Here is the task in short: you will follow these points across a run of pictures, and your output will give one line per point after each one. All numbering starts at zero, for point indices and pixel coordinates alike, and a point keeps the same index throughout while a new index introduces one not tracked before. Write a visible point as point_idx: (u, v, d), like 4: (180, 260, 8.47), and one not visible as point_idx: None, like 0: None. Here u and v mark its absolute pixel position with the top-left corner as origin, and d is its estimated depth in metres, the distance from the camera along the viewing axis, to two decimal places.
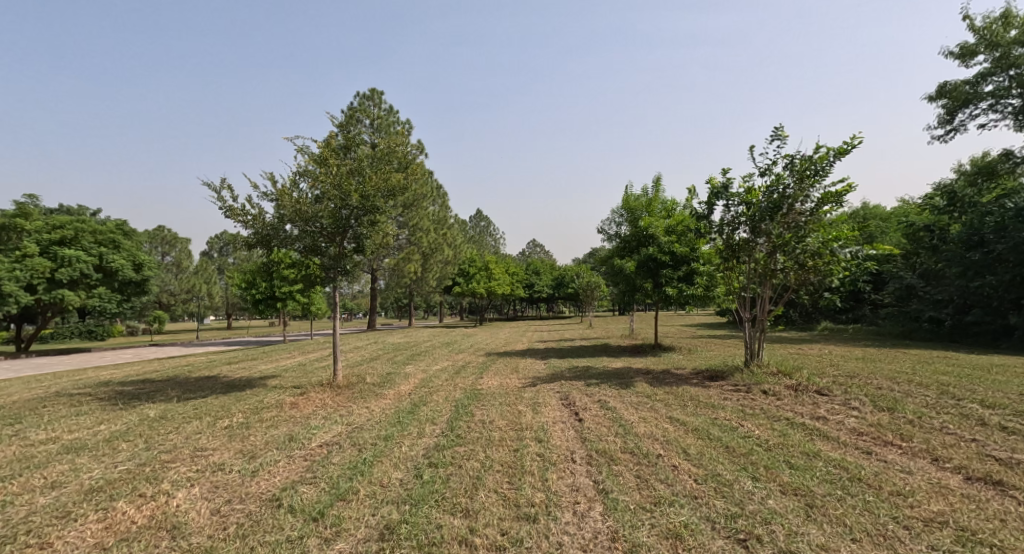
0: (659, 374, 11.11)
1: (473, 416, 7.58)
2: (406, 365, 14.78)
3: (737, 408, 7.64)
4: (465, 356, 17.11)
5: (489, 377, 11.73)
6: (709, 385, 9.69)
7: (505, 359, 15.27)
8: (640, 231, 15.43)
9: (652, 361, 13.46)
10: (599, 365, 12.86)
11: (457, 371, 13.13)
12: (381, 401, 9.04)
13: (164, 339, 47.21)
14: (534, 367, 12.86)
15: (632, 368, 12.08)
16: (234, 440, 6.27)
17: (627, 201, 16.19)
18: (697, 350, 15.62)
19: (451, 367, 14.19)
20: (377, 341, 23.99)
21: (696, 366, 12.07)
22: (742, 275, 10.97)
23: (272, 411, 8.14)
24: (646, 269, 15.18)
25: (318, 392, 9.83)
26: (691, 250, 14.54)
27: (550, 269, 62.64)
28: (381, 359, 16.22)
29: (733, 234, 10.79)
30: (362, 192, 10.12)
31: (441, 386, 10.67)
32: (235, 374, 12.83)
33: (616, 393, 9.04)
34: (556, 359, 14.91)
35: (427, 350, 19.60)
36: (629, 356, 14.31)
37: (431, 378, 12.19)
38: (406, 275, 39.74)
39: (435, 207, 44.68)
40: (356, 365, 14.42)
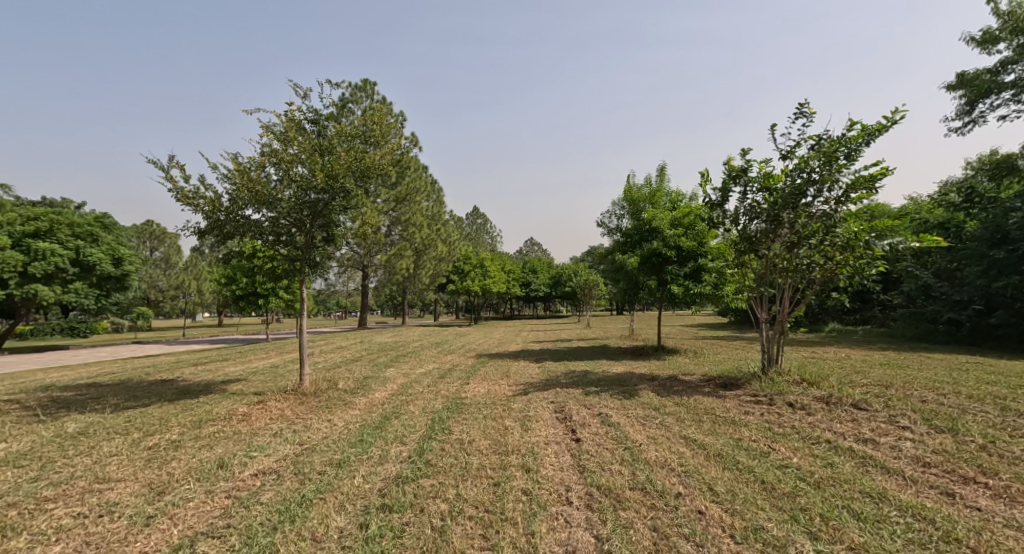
0: (666, 381, 9.95)
1: (450, 433, 6.39)
2: (388, 368, 13.59)
3: (762, 424, 6.49)
4: (454, 358, 15.93)
5: (477, 383, 10.57)
6: (723, 394, 8.54)
7: (496, 362, 14.08)
8: (642, 224, 14.28)
9: (656, 365, 12.32)
10: (598, 370, 11.70)
11: (443, 376, 11.95)
12: (348, 413, 7.83)
13: (149, 336, 46.06)
14: (527, 372, 11.71)
15: (634, 374, 10.94)
16: (148, 469, 5.05)
17: (629, 192, 15.04)
18: (703, 353, 14.46)
19: (437, 370, 12.99)
20: (363, 340, 22.77)
21: (705, 371, 10.92)
22: (759, 270, 9.82)
23: (216, 425, 6.97)
24: (649, 265, 14.05)
25: (279, 400, 8.63)
26: (698, 245, 13.41)
27: (548, 267, 61.50)
28: (364, 361, 15.01)
29: (750, 224, 9.62)
30: (330, 173, 8.90)
31: (421, 394, 9.48)
32: (196, 378, 11.62)
33: (619, 404, 7.87)
34: (551, 362, 13.76)
35: (415, 351, 18.43)
36: (630, 360, 13.16)
37: (412, 383, 11.01)
38: (397, 272, 38.59)
39: (429, 203, 43.49)
40: (333, 368, 13.23)
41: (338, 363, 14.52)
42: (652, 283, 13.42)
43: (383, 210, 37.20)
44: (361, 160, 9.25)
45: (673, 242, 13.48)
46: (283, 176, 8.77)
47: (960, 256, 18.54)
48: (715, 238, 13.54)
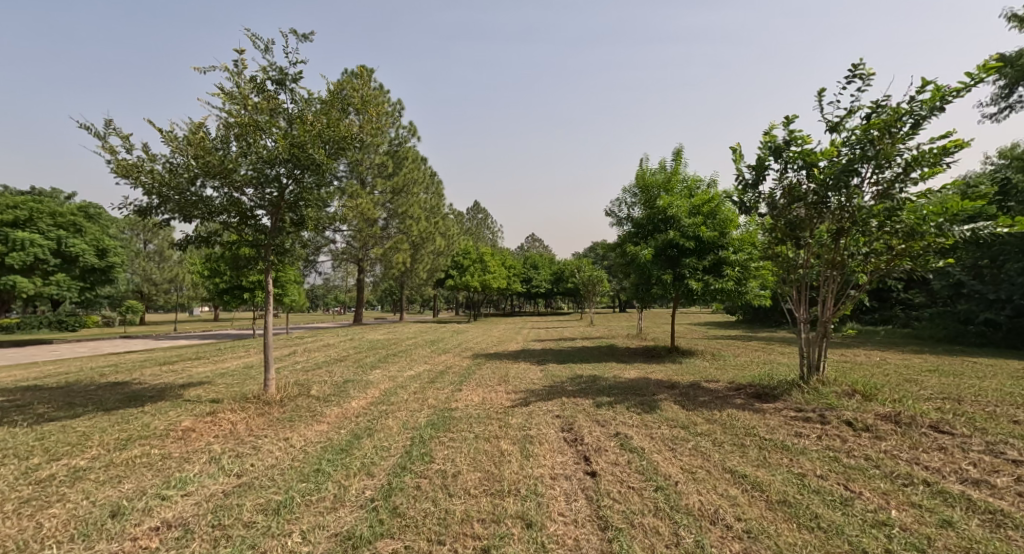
0: (689, 391, 8.61)
1: (430, 462, 5.05)
2: (374, 369, 12.22)
3: (825, 452, 5.13)
4: (449, 359, 14.63)
5: (472, 390, 9.23)
6: (761, 408, 7.19)
7: (494, 363, 12.74)
8: (656, 212, 12.96)
9: (672, 369, 10.99)
10: (609, 375, 10.34)
11: (434, 379, 10.62)
12: (314, 429, 6.51)
13: (140, 330, 44.84)
14: (529, 377, 10.38)
15: (650, 380, 9.60)
16: (9, 521, 3.75)
17: (642, 177, 13.70)
18: (722, 356, 13.12)
19: (428, 373, 11.65)
20: (354, 338, 21.44)
21: (731, 378, 9.57)
22: (799, 261, 8.40)
23: (144, 445, 5.66)
24: (663, 258, 12.75)
25: (234, 411, 7.29)
26: (719, 234, 12.06)
27: (549, 264, 60.10)
28: (349, 361, 13.66)
29: (790, 208, 8.21)
30: (298, 141, 7.54)
31: (407, 403, 8.15)
32: (155, 380, 10.30)
33: (639, 420, 6.53)
34: (555, 364, 12.40)
35: (407, 350, 17.11)
36: (642, 364, 11.80)
37: (397, 388, 9.68)
38: (394, 266, 37.27)
39: (428, 195, 42.21)
40: (315, 369, 11.91)
41: (319, 363, 13.19)
42: (668, 277, 12.09)
43: (379, 201, 36.01)
44: (334, 128, 7.91)
45: (691, 232, 12.16)
46: (242, 145, 7.41)
47: (993, 252, 17.19)
48: (738, 228, 12.24)
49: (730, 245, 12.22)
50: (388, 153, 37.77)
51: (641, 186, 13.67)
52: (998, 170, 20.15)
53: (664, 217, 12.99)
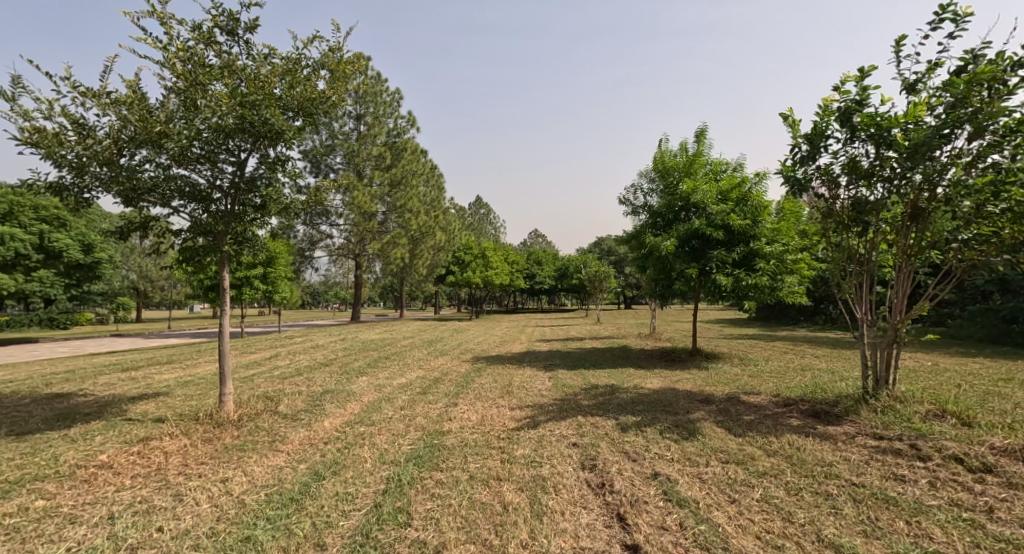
0: (729, 407, 7.21)
1: (405, 530, 3.68)
2: (361, 376, 10.80)
3: (951, 510, 3.71)
4: (447, 362, 13.27)
5: (468, 404, 7.84)
6: (828, 432, 5.78)
7: (495, 369, 11.37)
8: (678, 198, 11.57)
9: (700, 377, 9.58)
10: (628, 384, 8.95)
11: (427, 389, 9.22)
12: (266, 463, 5.13)
13: (132, 328, 43.68)
14: (536, 388, 8.96)
15: (679, 393, 8.18)
16: None
17: (660, 160, 12.30)
18: (752, 361, 11.66)
19: (421, 381, 10.23)
20: (348, 338, 20.17)
21: (774, 390, 8.13)
22: (862, 251, 6.99)
23: (32, 493, 4.29)
24: (686, 250, 11.38)
25: (173, 437, 5.88)
26: (750, 224, 10.67)
27: (553, 260, 58.61)
28: (335, 366, 12.27)
29: (855, 186, 6.74)
30: (250, 100, 6.08)
31: (391, 423, 6.76)
32: (105, 391, 8.94)
33: (678, 454, 5.14)
34: (564, 370, 11.01)
35: (402, 352, 15.76)
36: (664, 371, 10.40)
37: (381, 402, 8.28)
38: (392, 262, 35.94)
39: (428, 188, 40.91)
40: (293, 377, 10.52)
41: (301, 369, 11.77)
42: (692, 272, 10.70)
43: (376, 194, 35.07)
44: (299, 88, 6.50)
45: (719, 221, 10.75)
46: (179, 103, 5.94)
47: None
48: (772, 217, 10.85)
49: (762, 236, 10.83)
50: (386, 145, 36.58)
51: (660, 170, 12.26)
52: None
53: (687, 205, 11.61)
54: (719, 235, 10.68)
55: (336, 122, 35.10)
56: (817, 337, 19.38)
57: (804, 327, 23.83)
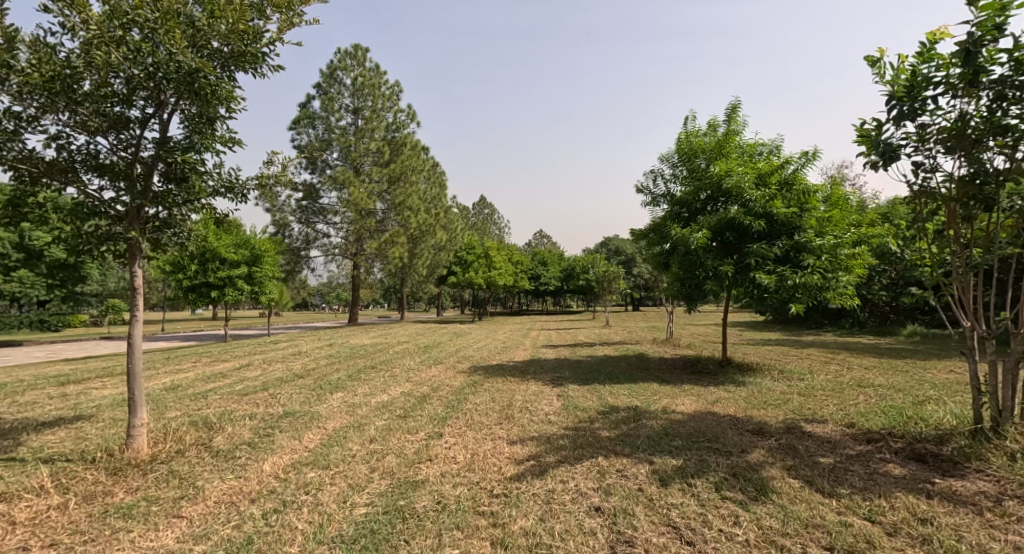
0: (796, 443, 5.52)
1: None
2: (334, 394, 9.15)
3: None
4: (441, 373, 11.64)
5: (456, 436, 6.19)
6: (956, 489, 4.11)
7: (495, 383, 9.72)
8: (708, 183, 9.91)
9: (741, 396, 7.90)
10: (655, 407, 7.29)
11: (410, 412, 7.58)
12: (147, 546, 3.61)
13: (124, 331, 42.36)
14: (542, 411, 7.32)
15: (723, 421, 6.51)
16: None
17: (685, 141, 10.71)
18: (794, 375, 9.93)
19: (404, 399, 8.60)
20: (338, 343, 18.60)
21: (843, 416, 6.45)
22: (972, 236, 5.33)
23: None
24: (717, 244, 9.73)
25: (35, 499, 4.14)
26: (796, 212, 9.03)
27: (559, 260, 56.97)
28: (310, 379, 10.67)
29: (978, 153, 4.99)
30: (145, 24, 4.62)
31: (350, 466, 5.15)
32: (17, 414, 7.32)
33: (755, 534, 3.47)
34: (575, 385, 9.37)
35: (393, 360, 14.13)
36: (694, 387, 8.74)
37: (351, 429, 6.64)
38: (391, 261, 34.37)
39: (429, 184, 39.44)
40: (253, 394, 8.89)
41: (268, 382, 10.19)
42: (726, 269, 9.04)
43: (373, 191, 33.69)
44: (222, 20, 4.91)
45: (758, 209, 9.08)
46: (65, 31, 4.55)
47: None
48: (821, 205, 9.16)
49: (809, 228, 9.15)
50: (386, 140, 35.19)
51: (687, 152, 10.61)
52: None
53: (719, 191, 9.96)
54: (759, 225, 9.01)
55: (333, 116, 33.76)
56: (849, 344, 17.59)
57: (830, 333, 21.96)
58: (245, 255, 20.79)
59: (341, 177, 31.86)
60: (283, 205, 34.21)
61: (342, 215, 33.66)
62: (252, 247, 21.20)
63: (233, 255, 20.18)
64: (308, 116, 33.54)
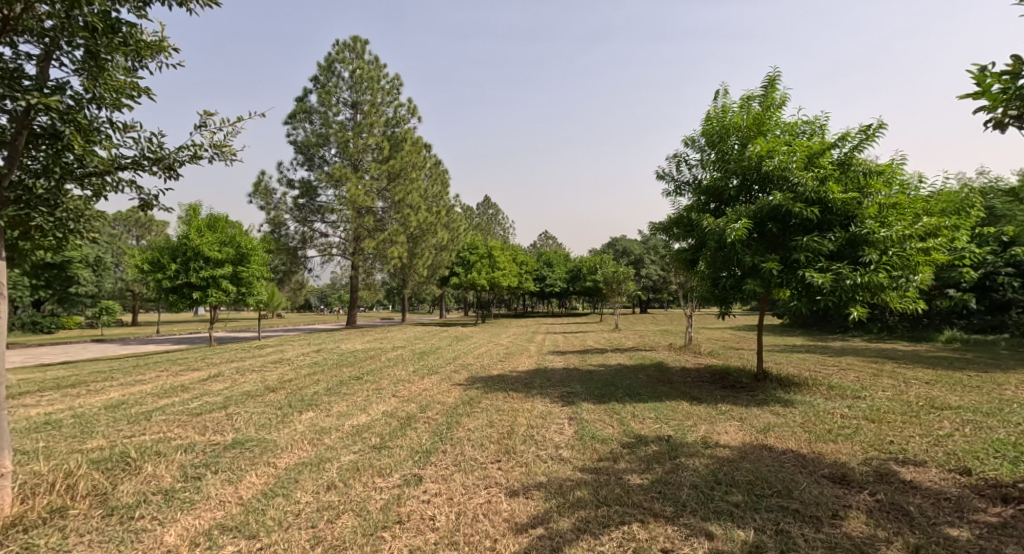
0: (899, 500, 4.07)
1: None
2: (304, 414, 7.74)
3: None
4: (434, 387, 10.22)
5: (440, 480, 4.78)
6: None
7: (494, 401, 8.29)
8: (745, 166, 8.46)
9: (794, 422, 6.46)
10: (692, 437, 5.85)
11: (388, 442, 6.16)
12: None
13: (118, 334, 41.28)
14: (551, 442, 5.88)
15: (785, 459, 5.07)
16: None
17: (716, 118, 9.26)
18: (846, 392, 8.43)
19: (385, 422, 7.18)
20: (326, 349, 17.22)
21: (943, 455, 4.98)
22: None
23: None
24: (758, 237, 8.25)
25: None
26: (854, 199, 7.55)
27: (565, 262, 55.48)
28: (281, 394, 9.27)
29: None
30: None
31: (286, 535, 3.75)
32: None
33: None
34: (589, 403, 7.93)
35: (382, 370, 12.71)
36: (733, 408, 7.28)
37: (306, 467, 5.22)
38: (390, 261, 32.94)
39: (430, 182, 38.03)
40: (206, 415, 7.49)
41: (231, 398, 8.80)
42: (771, 266, 7.58)
43: (372, 188, 32.39)
44: None
45: (808, 195, 7.61)
46: None
47: None
48: (884, 191, 7.66)
49: (869, 218, 7.66)
50: (385, 136, 33.95)
51: (718, 131, 9.15)
52: (998, 195, 18.92)
53: (758, 176, 8.49)
54: (810, 213, 7.52)
55: (330, 110, 32.39)
56: (885, 351, 16.02)
57: (859, 339, 20.34)
58: (229, 254, 19.46)
59: (338, 173, 30.58)
60: (278, 202, 32.90)
61: (339, 214, 32.34)
62: (238, 245, 19.88)
63: (216, 254, 18.84)
64: (304, 110, 32.26)
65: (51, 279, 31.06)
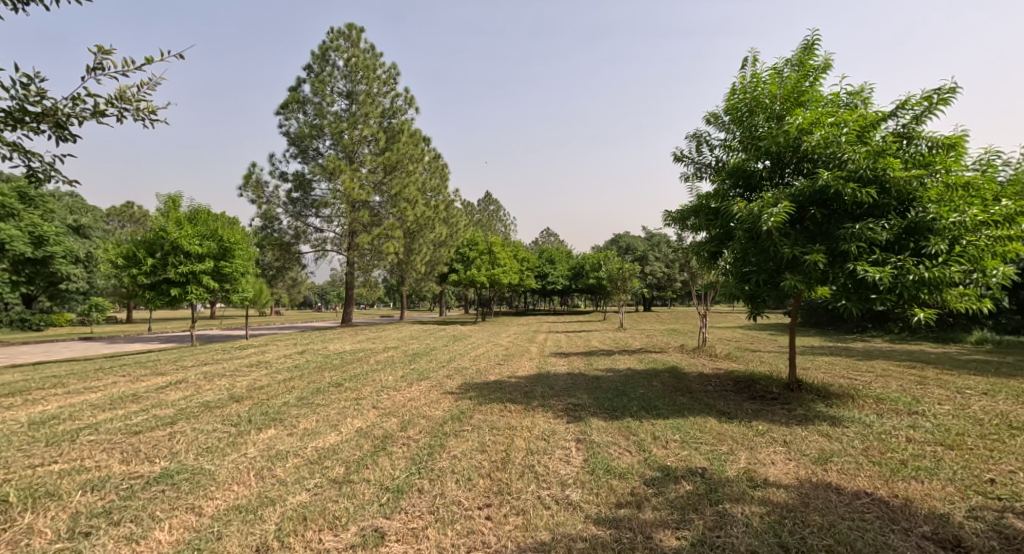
0: None
1: None
2: (263, 433, 6.57)
3: None
4: (421, 396, 9.05)
5: (408, 541, 3.66)
6: None
7: (488, 417, 7.12)
8: (781, 143, 7.23)
9: (853, 448, 5.26)
10: (733, 470, 4.68)
11: (352, 474, 4.98)
12: None
13: (108, 332, 40.21)
14: (555, 476, 4.71)
15: (862, 509, 3.88)
16: None
17: (744, 89, 8.04)
18: (898, 405, 7.23)
19: (355, 444, 6.01)
20: (312, 350, 16.07)
21: None
22: None
23: None
24: (799, 225, 7.00)
25: None
26: (917, 178, 6.31)
27: (567, 259, 54.29)
28: (245, 406, 8.12)
29: None
30: None
31: None
32: None
33: None
34: (599, 420, 6.75)
35: (368, 375, 11.55)
36: (772, 427, 6.11)
37: (238, 516, 4.04)
38: (386, 257, 31.73)
39: (428, 175, 36.85)
40: (145, 434, 6.33)
41: (184, 411, 7.65)
42: (817, 258, 6.33)
43: (367, 181, 31.21)
44: None
45: (861, 173, 6.38)
46: None
47: None
48: (952, 168, 6.41)
49: (932, 203, 6.43)
50: (381, 127, 32.78)
51: (747, 104, 7.94)
52: None
53: (795, 154, 7.28)
54: (864, 194, 6.29)
55: (324, 100, 31.22)
56: (915, 353, 14.84)
57: (880, 339, 19.14)
58: (211, 248, 18.34)
59: (332, 165, 29.42)
60: (269, 196, 31.71)
61: (333, 208, 31.18)
62: (221, 239, 18.74)
63: (196, 248, 17.72)
64: (297, 100, 31.12)
65: (34, 275, 29.95)
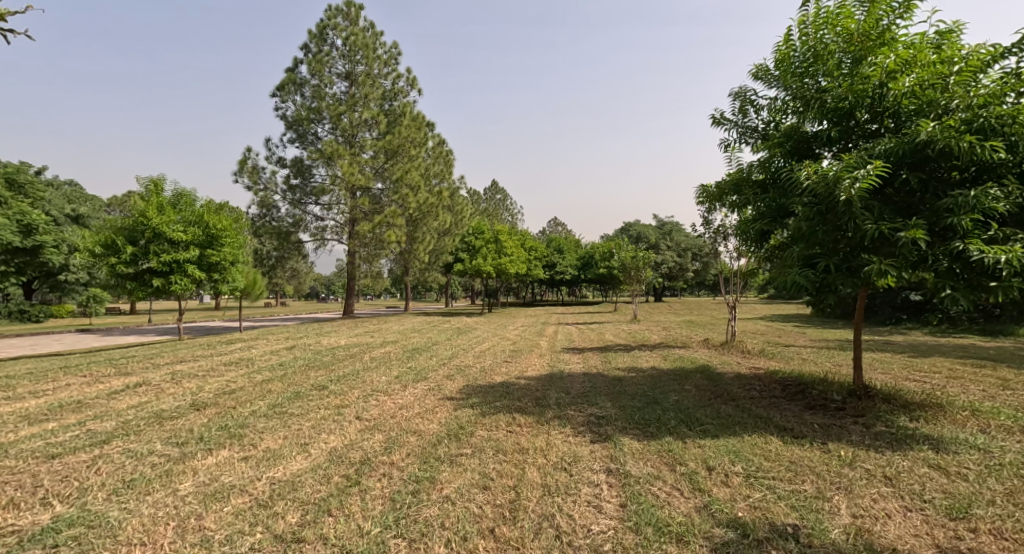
0: None
1: None
2: (211, 455, 5.27)
3: None
4: (415, 403, 7.73)
5: None
6: None
7: (493, 435, 5.79)
8: (862, 92, 5.77)
9: (989, 490, 3.87)
10: (837, 531, 3.36)
11: (307, 527, 3.72)
12: None
13: (107, 323, 39.26)
14: (586, 543, 3.41)
15: None
16: None
17: (807, 31, 6.56)
18: (1002, 420, 5.82)
19: (323, 476, 4.71)
20: (302, 345, 14.77)
21: None
22: None
23: None
24: (886, 195, 5.55)
25: None
26: None
27: (576, 248, 52.67)
28: (205, 416, 6.83)
29: None
30: None
31: None
32: None
33: None
34: (632, 442, 5.41)
35: (358, 376, 10.23)
36: (858, 453, 4.74)
37: None
38: (387, 246, 30.39)
39: (432, 161, 35.36)
40: (59, 460, 5.04)
41: (128, 424, 6.38)
42: (916, 235, 4.92)
43: (366, 166, 29.78)
44: None
45: (978, 122, 4.94)
46: None
47: None
48: None
49: None
50: (381, 109, 31.28)
51: (811, 50, 6.48)
52: None
53: (877, 106, 5.81)
54: (981, 151, 4.87)
55: (322, 81, 29.79)
56: (968, 349, 13.31)
57: (919, 332, 17.59)
58: (196, 235, 17.12)
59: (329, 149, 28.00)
60: (267, 182, 30.39)
61: (332, 195, 29.89)
62: (207, 226, 17.49)
63: (179, 235, 16.50)
64: (294, 81, 29.69)
65: (25, 265, 28.92)
